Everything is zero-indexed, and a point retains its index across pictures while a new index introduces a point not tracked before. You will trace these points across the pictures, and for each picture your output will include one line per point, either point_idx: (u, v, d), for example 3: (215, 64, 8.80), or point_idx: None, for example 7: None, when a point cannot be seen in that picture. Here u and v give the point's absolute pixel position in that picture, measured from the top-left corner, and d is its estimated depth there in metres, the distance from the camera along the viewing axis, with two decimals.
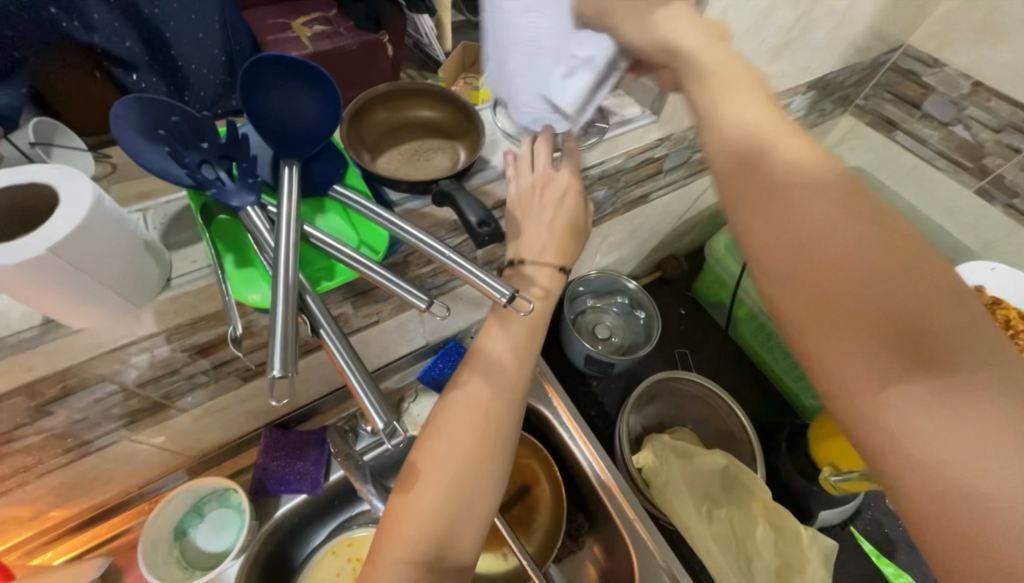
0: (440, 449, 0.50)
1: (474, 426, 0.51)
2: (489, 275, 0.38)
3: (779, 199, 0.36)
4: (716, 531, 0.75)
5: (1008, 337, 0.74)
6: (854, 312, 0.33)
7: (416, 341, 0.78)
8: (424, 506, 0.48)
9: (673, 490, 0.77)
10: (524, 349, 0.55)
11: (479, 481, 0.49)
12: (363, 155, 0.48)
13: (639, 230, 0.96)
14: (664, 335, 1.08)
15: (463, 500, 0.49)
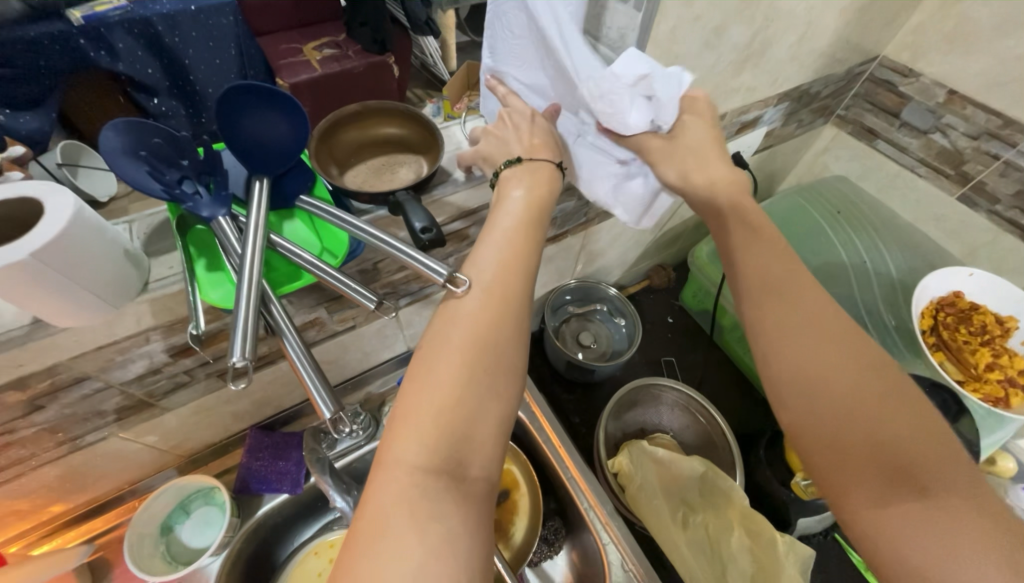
0: (449, 335, 0.42)
1: (492, 309, 0.42)
2: (428, 258, 0.41)
3: (784, 342, 0.46)
4: (692, 537, 0.75)
5: (984, 344, 0.77)
6: (857, 430, 0.41)
7: (397, 346, 0.81)
8: (433, 397, 0.39)
9: (646, 495, 0.78)
10: (518, 261, 0.45)
11: (497, 382, 0.41)
12: (331, 168, 0.53)
13: (618, 239, 0.98)
14: (650, 343, 1.09)
15: (480, 389, 0.40)
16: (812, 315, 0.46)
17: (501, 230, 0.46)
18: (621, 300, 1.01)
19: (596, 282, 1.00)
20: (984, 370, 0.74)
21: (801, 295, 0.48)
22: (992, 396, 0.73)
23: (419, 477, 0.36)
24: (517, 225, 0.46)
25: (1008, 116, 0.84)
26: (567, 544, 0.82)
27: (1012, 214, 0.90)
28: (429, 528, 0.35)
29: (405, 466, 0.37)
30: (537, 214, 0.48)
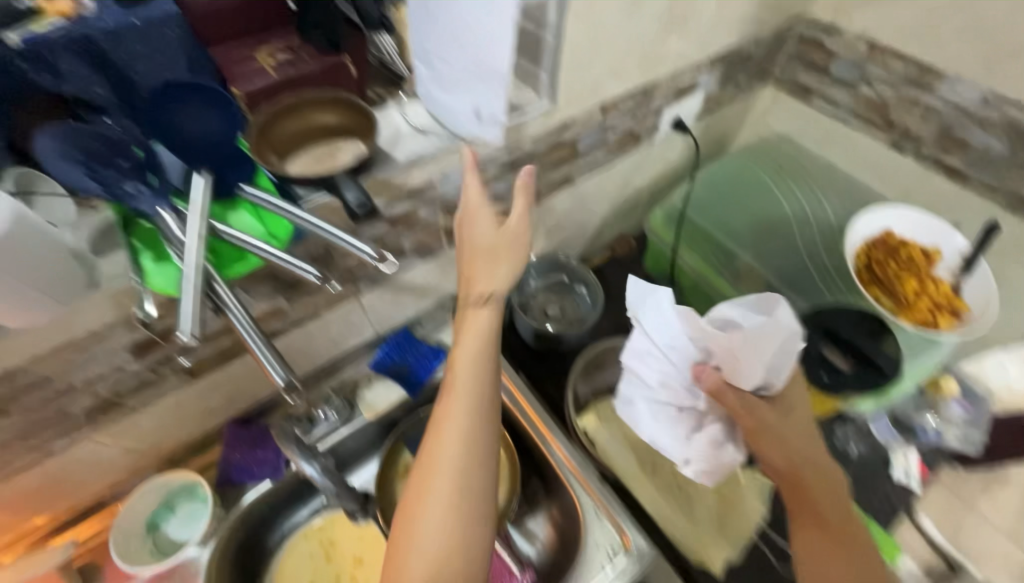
0: (425, 464, 0.52)
1: (462, 433, 0.53)
2: (359, 242, 0.49)
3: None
4: (659, 481, 0.81)
5: (913, 276, 0.82)
6: None
7: (365, 332, 0.83)
8: (429, 523, 0.49)
9: (613, 448, 0.83)
10: (477, 373, 0.55)
11: (472, 492, 0.51)
12: (270, 157, 0.55)
13: (573, 212, 1.01)
14: (616, 309, 1.13)
15: (459, 507, 0.50)
16: (837, 522, 0.60)
17: (464, 355, 0.56)
18: (583, 270, 1.05)
19: (553, 257, 1.04)
20: (913, 298, 0.80)
21: (846, 570, 0.58)
22: (922, 322, 0.78)
23: None
24: (476, 349, 0.56)
25: (923, 63, 0.90)
26: (544, 502, 0.85)
27: (935, 154, 0.96)
28: None
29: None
30: (484, 335, 0.57)
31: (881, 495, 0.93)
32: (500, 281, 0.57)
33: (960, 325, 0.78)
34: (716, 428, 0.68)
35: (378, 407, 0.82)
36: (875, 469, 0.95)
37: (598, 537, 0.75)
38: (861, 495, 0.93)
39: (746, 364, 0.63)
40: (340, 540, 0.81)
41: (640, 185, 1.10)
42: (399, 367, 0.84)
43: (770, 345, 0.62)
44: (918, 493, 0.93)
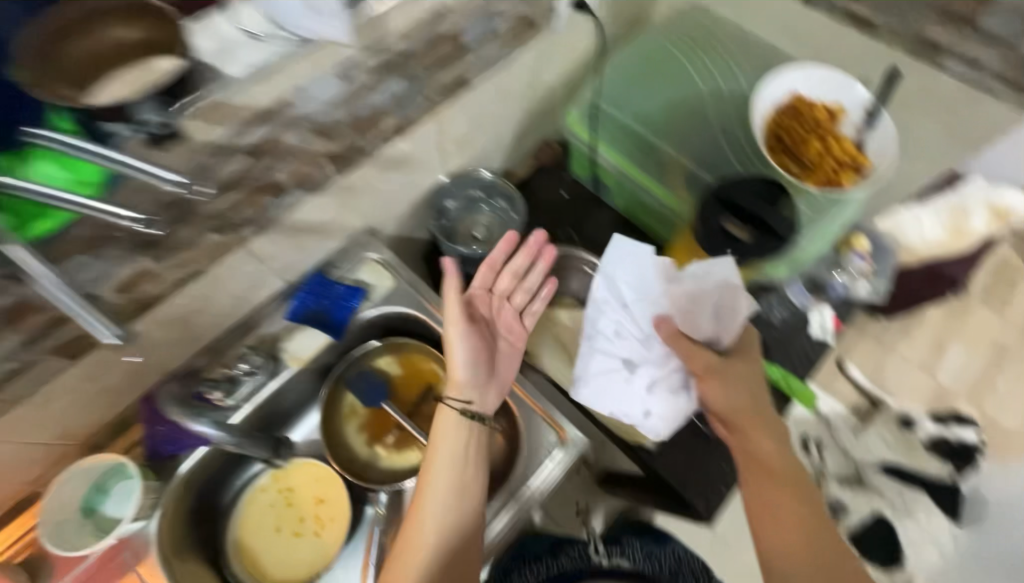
0: (425, 493, 0.70)
1: (452, 467, 0.71)
2: (165, 172, 0.45)
3: (763, 499, 0.72)
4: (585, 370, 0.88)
5: (818, 138, 0.81)
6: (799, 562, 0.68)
7: (272, 282, 0.78)
8: (428, 531, 0.68)
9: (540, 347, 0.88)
10: (467, 442, 0.73)
11: (462, 512, 0.69)
12: (60, 89, 0.45)
13: (480, 121, 0.91)
14: (546, 219, 1.11)
15: (452, 525, 0.68)
16: (782, 470, 0.74)
17: (452, 430, 0.74)
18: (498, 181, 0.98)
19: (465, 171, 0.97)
20: (816, 161, 0.81)
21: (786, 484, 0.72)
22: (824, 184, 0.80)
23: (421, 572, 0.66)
24: (464, 441, 0.73)
25: None
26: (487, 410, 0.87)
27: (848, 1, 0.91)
28: None
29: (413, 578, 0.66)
30: (468, 408, 0.75)
31: (802, 352, 1.01)
32: (471, 369, 0.77)
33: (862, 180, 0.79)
34: (671, 376, 0.82)
35: (303, 356, 0.80)
36: (796, 330, 1.02)
37: (534, 433, 0.80)
38: (784, 355, 1.01)
39: (693, 313, 0.80)
40: (300, 488, 0.83)
41: (552, 80, 1.01)
42: (318, 311, 0.81)
43: (713, 301, 0.79)
44: (831, 345, 1.04)
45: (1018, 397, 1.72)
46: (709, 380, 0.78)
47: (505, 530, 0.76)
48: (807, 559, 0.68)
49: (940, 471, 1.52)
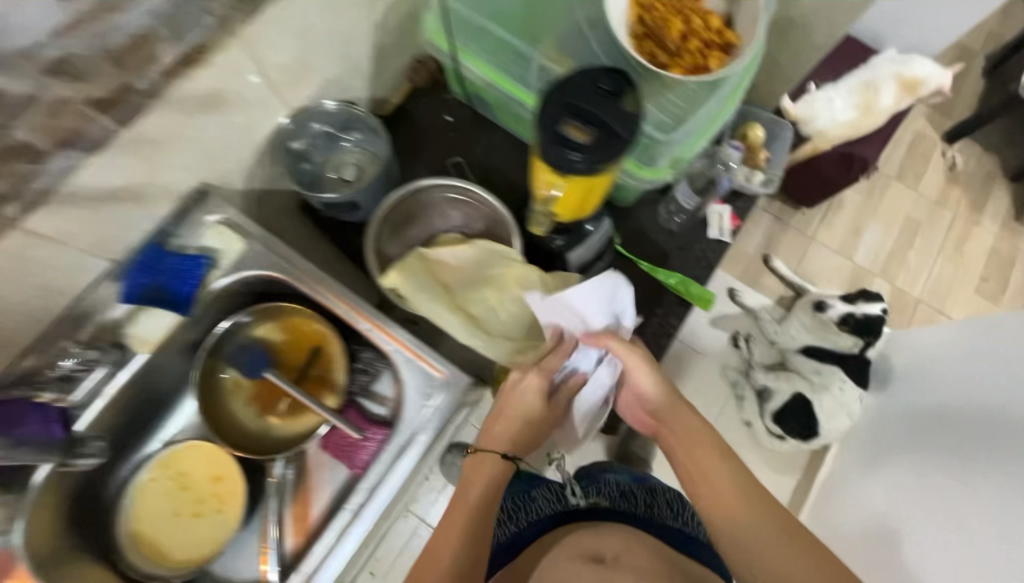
0: (447, 521, 0.70)
1: (482, 489, 0.71)
2: None
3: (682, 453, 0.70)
4: (475, 310, 0.80)
5: (682, 22, 0.75)
6: (715, 499, 0.66)
7: (96, 262, 0.69)
8: (446, 557, 0.66)
9: (421, 292, 0.77)
10: (503, 472, 0.73)
11: (480, 532, 0.69)
12: None
13: (312, 38, 0.76)
14: (432, 150, 1.05)
15: (472, 547, 0.67)
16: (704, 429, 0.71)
17: (484, 461, 0.73)
18: (347, 112, 0.89)
19: (310, 107, 0.85)
20: (680, 45, 0.74)
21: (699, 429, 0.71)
22: (689, 72, 0.74)
23: None
24: (499, 469, 0.73)
25: None
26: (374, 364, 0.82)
27: None
28: None
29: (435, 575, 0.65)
30: (511, 463, 0.73)
31: (700, 255, 1.01)
32: (510, 429, 0.73)
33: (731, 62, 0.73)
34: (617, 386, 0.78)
35: (152, 338, 0.75)
36: (694, 234, 1.02)
37: (413, 381, 0.72)
38: (683, 261, 1.01)
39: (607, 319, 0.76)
40: (194, 472, 0.80)
41: None
42: (155, 289, 0.73)
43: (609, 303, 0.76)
44: (730, 243, 1.03)
45: (913, 264, 1.91)
46: (634, 362, 0.73)
47: (371, 491, 0.69)
48: (740, 504, 0.65)
49: (855, 344, 1.57)
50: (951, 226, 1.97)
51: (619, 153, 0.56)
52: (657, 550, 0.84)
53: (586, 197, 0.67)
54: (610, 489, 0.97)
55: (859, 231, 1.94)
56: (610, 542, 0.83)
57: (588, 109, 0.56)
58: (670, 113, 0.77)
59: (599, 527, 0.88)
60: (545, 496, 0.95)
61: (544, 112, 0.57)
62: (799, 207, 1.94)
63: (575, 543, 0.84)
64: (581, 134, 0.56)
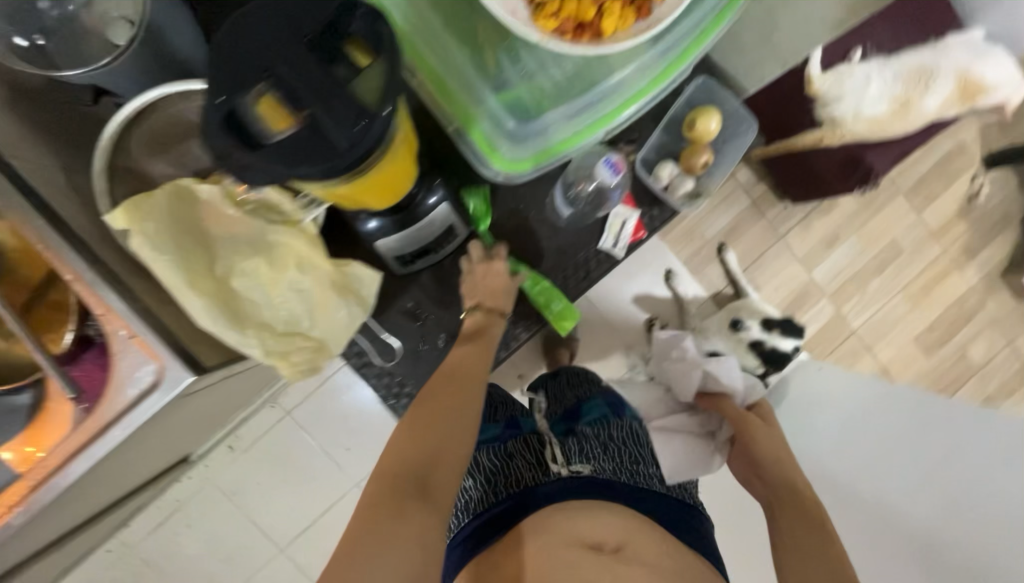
0: (436, 381, 0.65)
1: (468, 359, 0.68)
2: None
3: (769, 478, 0.77)
4: (238, 284, 0.61)
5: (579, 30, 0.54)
6: (800, 507, 0.70)
7: None
8: (430, 416, 0.59)
9: (158, 246, 0.56)
10: (483, 348, 0.70)
11: (463, 392, 0.63)
12: None
13: None
14: None
15: (452, 403, 0.61)
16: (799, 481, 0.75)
17: (476, 331, 0.73)
18: None
19: None
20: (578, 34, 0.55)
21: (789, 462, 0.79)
22: (564, 31, 0.54)
23: (410, 457, 0.55)
24: (480, 340, 0.71)
25: None
26: None
27: None
28: (413, 467, 0.54)
29: (391, 479, 0.53)
30: (483, 319, 0.73)
31: (579, 265, 0.82)
32: (485, 290, 0.74)
33: (632, 29, 0.55)
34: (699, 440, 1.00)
35: None
36: (583, 239, 0.81)
37: (128, 363, 0.57)
38: (557, 267, 0.82)
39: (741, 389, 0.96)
40: None
41: None
42: None
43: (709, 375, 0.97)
44: (620, 258, 0.83)
45: (874, 296, 1.67)
46: (757, 431, 0.85)
47: (50, 473, 0.58)
48: (802, 515, 0.69)
49: (757, 366, 1.43)
50: (933, 263, 1.68)
51: (316, 170, 0.34)
52: (665, 542, 0.69)
53: (345, 193, 0.48)
54: (592, 444, 0.79)
55: (833, 243, 1.66)
56: (609, 526, 0.68)
57: (288, 82, 0.32)
58: (534, 80, 0.60)
59: (594, 519, 0.68)
60: (527, 456, 0.76)
61: (218, 62, 0.33)
62: (783, 198, 1.61)
63: (558, 522, 0.67)
64: (274, 121, 0.33)
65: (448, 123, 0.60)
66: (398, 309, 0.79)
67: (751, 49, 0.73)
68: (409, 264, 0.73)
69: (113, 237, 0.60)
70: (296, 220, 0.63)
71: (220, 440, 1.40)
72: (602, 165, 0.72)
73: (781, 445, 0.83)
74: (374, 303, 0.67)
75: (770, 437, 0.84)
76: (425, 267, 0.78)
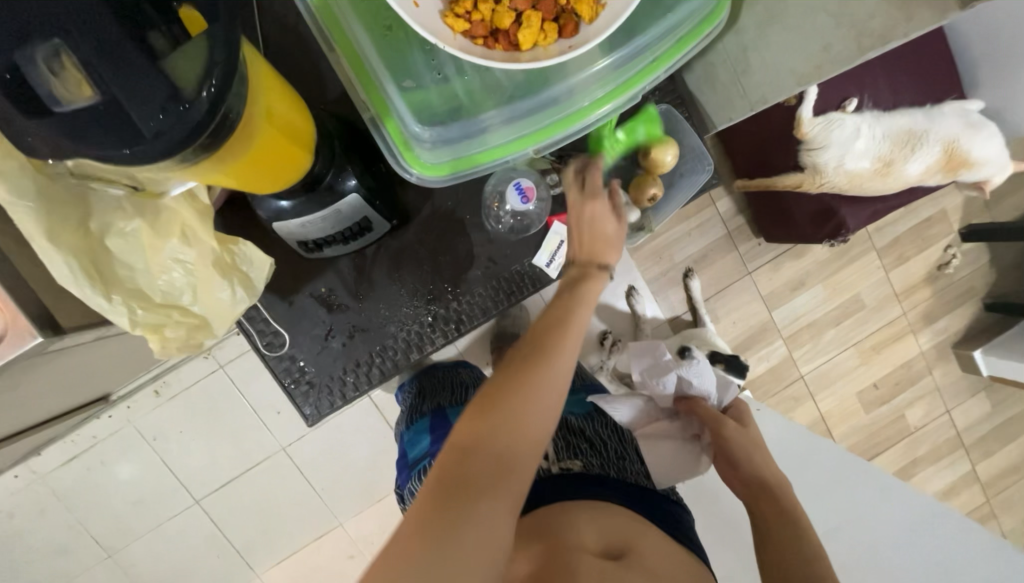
0: (526, 354, 0.54)
1: (565, 329, 0.57)
2: None
3: (735, 467, 0.71)
4: (111, 245, 0.56)
5: (488, 38, 0.52)
6: (767, 499, 0.66)
7: None
8: (513, 399, 0.50)
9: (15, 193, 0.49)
10: (577, 307, 0.59)
11: (553, 373, 0.53)
12: None
13: None
14: None
15: (535, 387, 0.51)
16: (771, 468, 0.70)
17: (582, 292, 0.61)
18: None
19: None
20: (487, 42, 0.52)
21: (757, 445, 0.73)
22: (475, 36, 0.52)
23: (481, 447, 0.46)
24: (582, 303, 0.60)
25: None
26: None
27: None
28: (477, 465, 0.45)
29: (462, 471, 0.45)
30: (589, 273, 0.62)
31: (508, 279, 0.78)
32: (602, 231, 0.63)
33: (552, 47, 0.52)
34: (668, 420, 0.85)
35: None
36: (517, 254, 0.77)
37: None
38: (485, 277, 0.77)
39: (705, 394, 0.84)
40: None
41: None
42: None
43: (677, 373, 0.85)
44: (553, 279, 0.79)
45: (830, 346, 1.63)
46: (725, 424, 0.75)
47: None
48: (778, 512, 0.65)
49: None
50: (890, 324, 1.64)
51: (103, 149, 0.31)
52: (668, 544, 0.64)
53: (205, 181, 0.44)
54: (580, 440, 0.75)
55: (799, 287, 1.59)
56: (604, 526, 0.61)
57: (84, 48, 0.30)
58: (449, 84, 0.55)
59: (580, 504, 0.64)
60: None
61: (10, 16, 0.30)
62: (758, 233, 1.53)
63: (559, 530, 0.58)
64: (69, 87, 0.31)
65: (361, 109, 0.57)
66: (309, 292, 0.74)
67: (722, 85, 0.69)
68: (319, 249, 0.68)
69: None
70: (156, 192, 0.53)
71: (145, 383, 1.24)
72: (512, 187, 0.69)
73: (748, 434, 0.75)
74: (263, 288, 0.65)
75: (740, 430, 0.75)
76: (342, 254, 0.73)
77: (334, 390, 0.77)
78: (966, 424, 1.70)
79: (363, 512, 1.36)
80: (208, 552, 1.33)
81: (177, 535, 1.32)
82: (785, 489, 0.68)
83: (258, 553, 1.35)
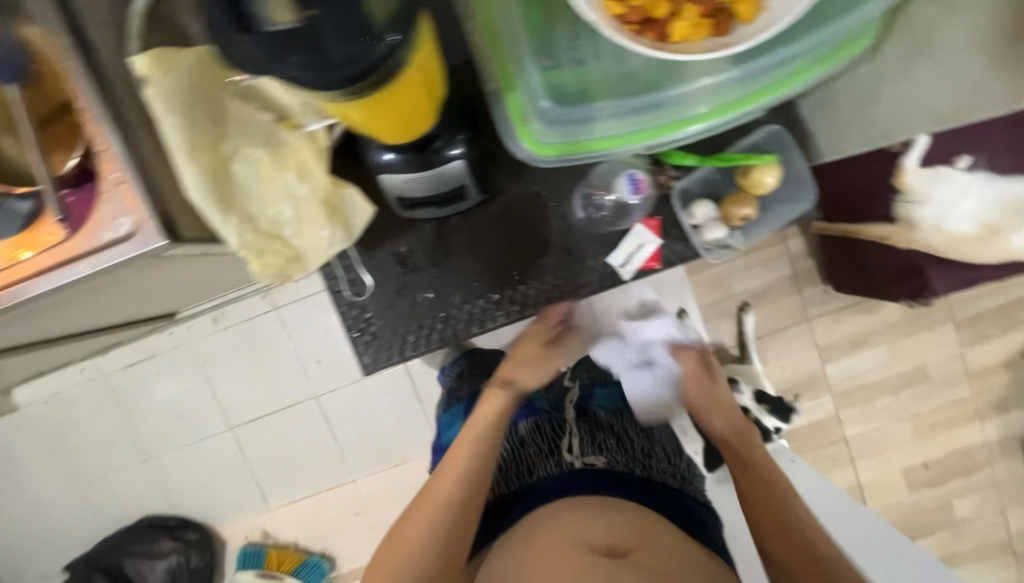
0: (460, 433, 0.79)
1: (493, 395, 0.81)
2: None
3: (754, 485, 0.75)
4: (236, 169, 0.60)
5: (641, 27, 0.52)
6: (780, 524, 0.71)
7: None
8: (448, 464, 0.74)
9: (173, 107, 0.55)
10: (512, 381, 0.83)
11: (472, 433, 0.77)
12: None
13: None
14: None
15: (461, 452, 0.75)
16: (784, 489, 0.75)
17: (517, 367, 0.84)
18: None
19: None
20: (638, 30, 0.52)
21: (774, 470, 0.77)
22: (629, 21, 0.52)
23: (430, 503, 0.71)
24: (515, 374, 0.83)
25: None
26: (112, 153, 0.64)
27: None
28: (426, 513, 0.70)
29: (417, 521, 0.71)
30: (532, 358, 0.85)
31: (581, 273, 0.78)
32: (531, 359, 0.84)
33: (702, 43, 0.52)
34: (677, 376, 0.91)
35: None
36: (591, 250, 0.77)
37: (111, 211, 0.58)
38: (559, 266, 0.78)
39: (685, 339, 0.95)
40: None
41: None
42: None
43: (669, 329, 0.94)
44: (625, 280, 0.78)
45: (882, 413, 1.53)
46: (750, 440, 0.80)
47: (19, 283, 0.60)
48: (794, 540, 0.69)
49: None
50: (954, 403, 1.53)
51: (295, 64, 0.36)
52: (682, 550, 0.67)
53: (352, 120, 0.48)
54: (607, 436, 0.82)
55: (859, 345, 1.50)
56: (612, 525, 0.68)
57: None
58: (585, 68, 0.57)
59: (595, 502, 0.72)
60: (540, 443, 0.81)
61: None
62: (826, 280, 1.46)
63: (568, 523, 0.68)
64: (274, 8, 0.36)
65: (489, 80, 0.59)
66: (388, 250, 0.78)
67: (840, 115, 0.67)
68: (412, 209, 0.71)
69: (132, 84, 0.59)
70: (294, 124, 0.61)
71: (206, 309, 1.33)
72: (625, 177, 0.73)
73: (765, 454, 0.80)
74: (358, 235, 0.67)
75: (758, 448, 0.80)
76: (427, 218, 0.76)
77: (393, 346, 0.80)
78: (1019, 528, 1.56)
79: (377, 473, 1.40)
80: (231, 478, 1.41)
81: (208, 456, 1.41)
82: (801, 514, 0.72)
83: (275, 490, 1.41)
